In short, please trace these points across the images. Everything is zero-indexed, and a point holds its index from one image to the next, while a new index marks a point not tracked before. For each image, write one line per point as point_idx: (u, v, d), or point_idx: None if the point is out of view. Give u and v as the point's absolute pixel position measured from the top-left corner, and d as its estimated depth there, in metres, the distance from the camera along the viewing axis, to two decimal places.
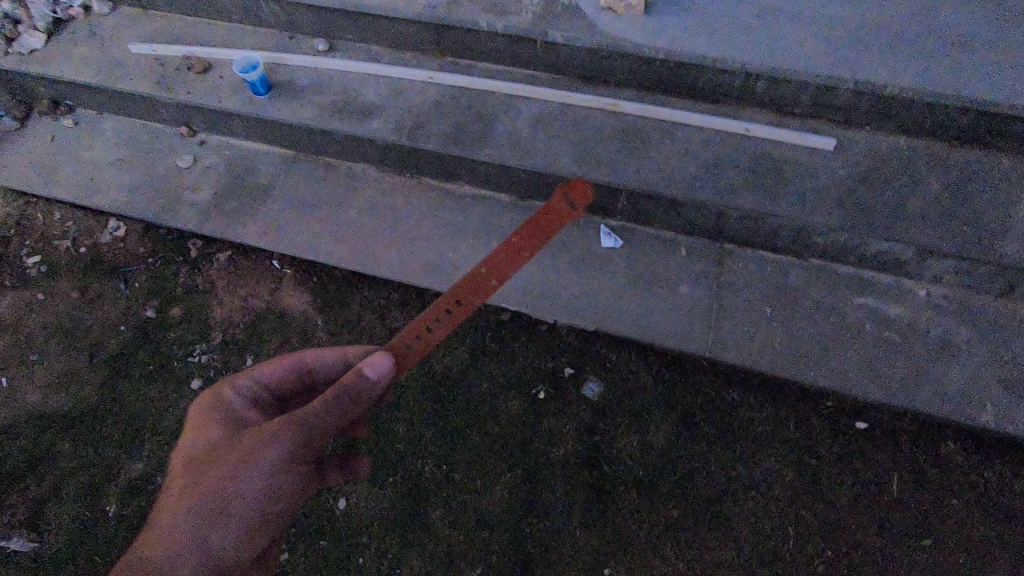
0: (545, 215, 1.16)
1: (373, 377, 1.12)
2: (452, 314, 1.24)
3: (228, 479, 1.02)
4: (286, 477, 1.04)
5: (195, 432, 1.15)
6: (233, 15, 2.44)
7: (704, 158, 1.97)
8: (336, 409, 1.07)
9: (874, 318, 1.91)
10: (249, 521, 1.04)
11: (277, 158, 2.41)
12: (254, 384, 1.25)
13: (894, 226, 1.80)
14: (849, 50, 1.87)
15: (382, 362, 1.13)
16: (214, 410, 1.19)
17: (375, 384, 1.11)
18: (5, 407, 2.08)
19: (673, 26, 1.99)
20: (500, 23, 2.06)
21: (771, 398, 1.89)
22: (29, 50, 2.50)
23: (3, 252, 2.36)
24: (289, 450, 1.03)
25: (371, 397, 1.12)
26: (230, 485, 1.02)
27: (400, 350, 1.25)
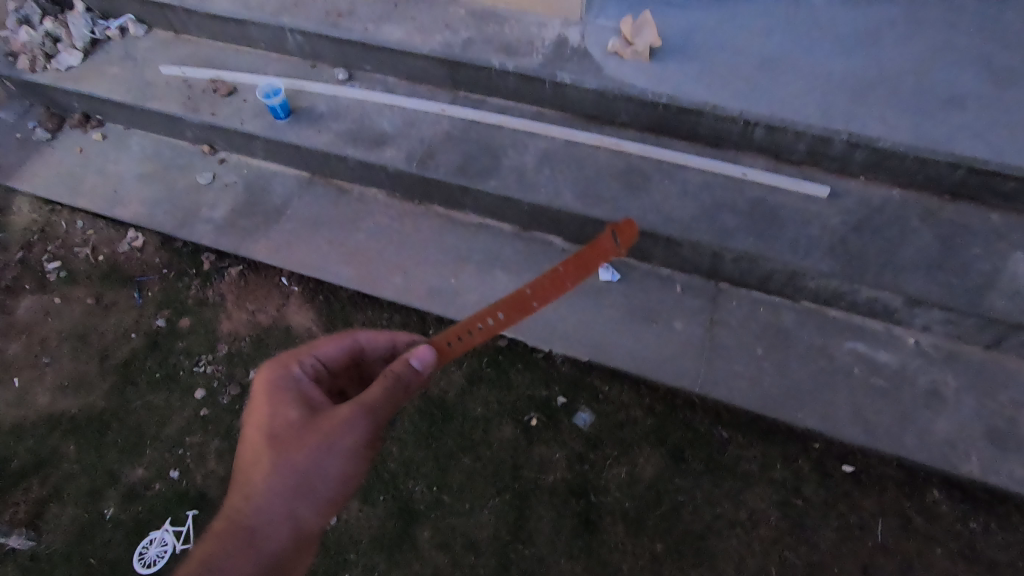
0: (590, 252, 1.14)
1: (418, 366, 1.19)
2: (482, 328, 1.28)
3: (311, 459, 1.13)
4: (357, 459, 1.15)
5: (268, 405, 1.20)
6: (260, 43, 2.57)
7: (702, 200, 2.03)
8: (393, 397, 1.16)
9: (863, 363, 1.94)
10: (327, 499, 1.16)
11: (292, 179, 2.51)
12: (314, 363, 1.28)
13: (884, 275, 1.85)
14: (845, 103, 1.95)
15: (426, 352, 1.20)
16: (282, 384, 1.22)
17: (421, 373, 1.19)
18: (16, 406, 2.16)
19: (676, 73, 2.08)
20: (510, 63, 2.19)
21: (760, 437, 1.91)
22: (67, 68, 2.65)
23: (27, 257, 2.47)
24: (363, 435, 1.13)
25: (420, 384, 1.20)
26: (313, 466, 1.13)
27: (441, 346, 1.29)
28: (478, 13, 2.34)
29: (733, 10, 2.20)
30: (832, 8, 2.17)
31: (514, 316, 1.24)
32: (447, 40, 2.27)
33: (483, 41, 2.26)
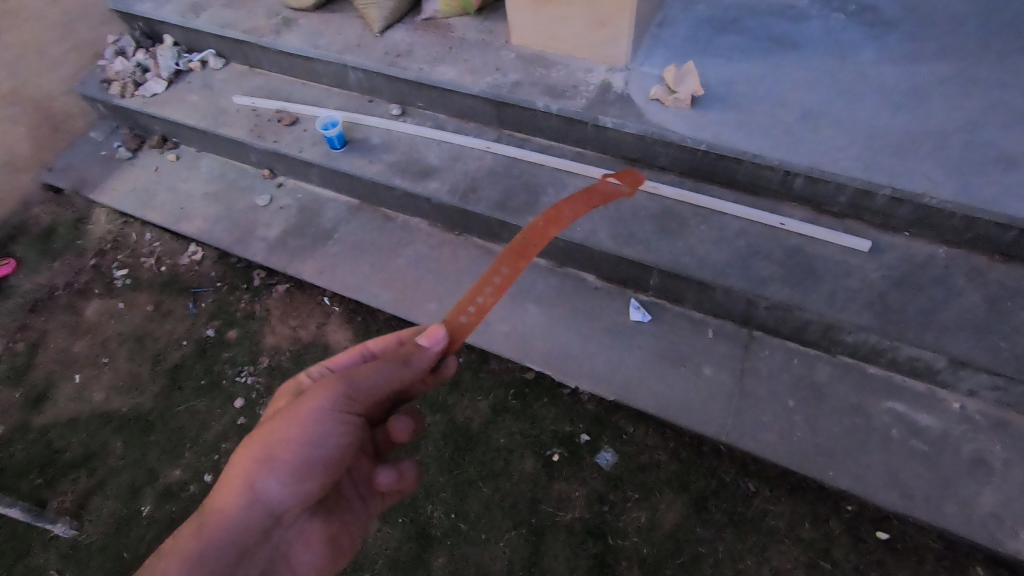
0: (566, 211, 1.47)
1: (425, 343, 1.21)
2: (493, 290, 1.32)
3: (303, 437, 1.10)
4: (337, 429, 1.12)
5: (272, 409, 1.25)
6: (323, 78, 2.77)
7: (738, 246, 2.03)
8: (390, 372, 1.16)
9: (902, 424, 1.86)
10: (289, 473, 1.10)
11: (342, 205, 2.66)
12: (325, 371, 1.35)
13: (926, 333, 1.79)
14: (889, 157, 1.93)
15: (438, 333, 1.22)
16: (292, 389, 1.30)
17: (430, 355, 1.20)
18: (74, 401, 2.32)
19: (717, 121, 2.12)
20: (554, 105, 2.27)
21: (788, 492, 1.85)
22: (152, 95, 2.91)
23: (99, 263, 2.68)
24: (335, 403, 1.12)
25: (428, 363, 1.19)
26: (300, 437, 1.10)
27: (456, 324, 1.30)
28: (527, 57, 2.46)
29: (778, 62, 2.24)
30: (880, 63, 2.17)
31: (519, 264, 1.34)
32: (496, 81, 2.39)
33: (530, 84, 2.36)
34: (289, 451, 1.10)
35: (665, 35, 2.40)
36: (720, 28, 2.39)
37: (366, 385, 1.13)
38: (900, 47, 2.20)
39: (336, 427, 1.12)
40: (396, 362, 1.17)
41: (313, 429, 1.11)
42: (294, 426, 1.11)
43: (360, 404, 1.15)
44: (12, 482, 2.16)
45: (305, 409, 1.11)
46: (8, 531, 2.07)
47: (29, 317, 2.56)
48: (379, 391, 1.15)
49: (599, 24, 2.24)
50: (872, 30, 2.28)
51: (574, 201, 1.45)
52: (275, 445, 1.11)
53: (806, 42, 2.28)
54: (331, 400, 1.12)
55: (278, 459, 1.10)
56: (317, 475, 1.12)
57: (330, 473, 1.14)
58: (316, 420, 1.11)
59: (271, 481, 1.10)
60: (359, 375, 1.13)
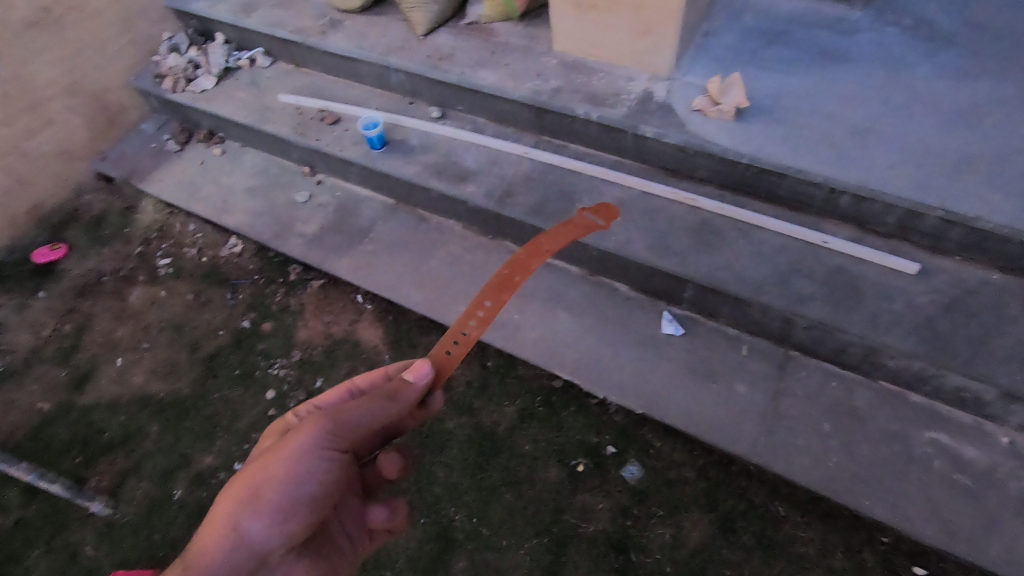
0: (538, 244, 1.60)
1: (413, 378, 1.24)
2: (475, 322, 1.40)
3: (292, 473, 1.07)
4: (326, 465, 1.10)
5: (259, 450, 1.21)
6: (366, 79, 2.81)
7: (778, 262, 1.99)
8: (378, 408, 1.16)
9: (945, 456, 1.79)
10: (277, 512, 1.06)
11: (378, 204, 2.70)
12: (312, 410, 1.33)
13: (975, 363, 1.71)
14: (942, 178, 1.86)
15: (424, 367, 1.26)
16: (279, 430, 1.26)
17: (416, 390, 1.22)
18: (116, 383, 2.40)
19: (761, 134, 2.08)
20: (594, 113, 2.26)
21: (820, 519, 1.80)
22: (202, 90, 3.01)
23: (145, 251, 2.78)
24: (324, 437, 1.10)
25: (415, 398, 1.21)
26: (290, 473, 1.07)
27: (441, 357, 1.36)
28: (569, 63, 2.45)
29: (827, 76, 2.18)
30: (935, 79, 2.10)
31: (502, 296, 1.43)
32: (537, 87, 2.39)
33: (570, 90, 2.35)
34: (275, 490, 1.06)
35: (710, 45, 2.37)
36: (767, 40, 2.35)
37: (354, 420, 1.13)
38: (957, 64, 2.12)
39: (323, 463, 1.10)
40: (383, 397, 1.18)
41: (301, 465, 1.08)
42: (282, 462, 1.08)
43: (348, 440, 1.13)
44: (54, 459, 2.25)
45: (294, 446, 1.09)
46: (49, 506, 2.15)
47: (78, 300, 2.67)
48: (368, 424, 1.15)
49: (643, 33, 2.22)
50: (928, 45, 2.20)
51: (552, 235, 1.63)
52: (261, 484, 1.07)
53: (857, 56, 2.22)
54: (319, 434, 1.10)
55: (264, 498, 1.05)
56: (303, 514, 1.08)
57: (315, 512, 1.10)
58: (303, 455, 1.08)
59: (256, 522, 1.05)
60: (349, 409, 1.13)
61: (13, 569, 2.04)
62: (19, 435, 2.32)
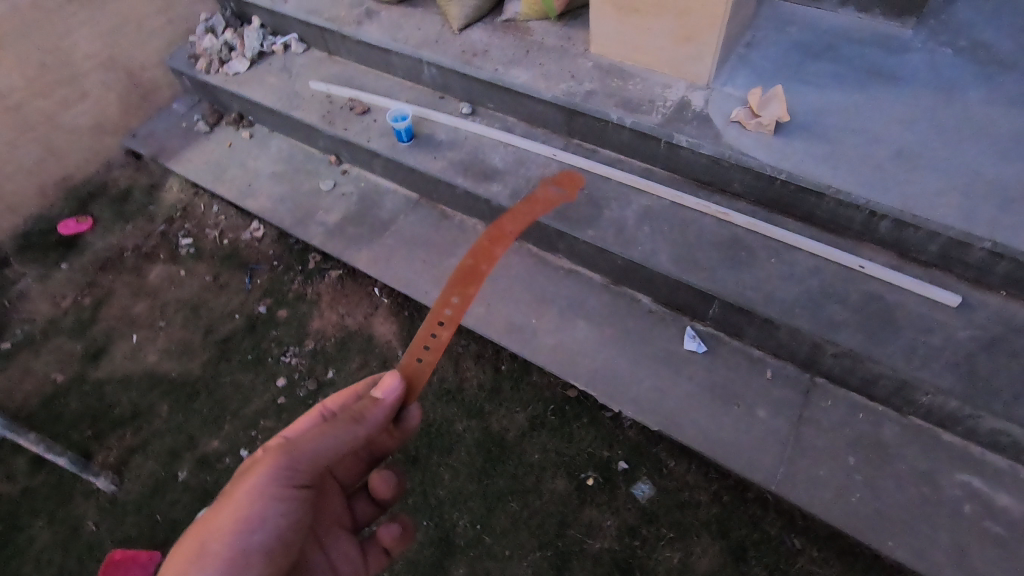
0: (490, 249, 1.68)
1: (380, 396, 1.26)
2: (445, 325, 1.49)
3: (241, 521, 1.08)
4: (280, 507, 1.11)
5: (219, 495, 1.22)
6: (398, 71, 2.78)
7: (809, 285, 1.91)
8: (341, 433, 1.16)
9: (976, 501, 1.70)
10: (227, 566, 1.05)
11: (402, 198, 2.67)
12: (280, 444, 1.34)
13: (1016, 406, 1.63)
14: (991, 209, 1.78)
15: (392, 383, 1.28)
16: None
17: (383, 410, 1.23)
18: (129, 360, 2.40)
19: (800, 151, 2.00)
20: (628, 118, 2.21)
21: (838, 556, 1.73)
22: (234, 73, 3.01)
23: (167, 230, 2.79)
24: (276, 477, 1.10)
25: (382, 415, 1.23)
26: (240, 523, 1.08)
27: (410, 370, 1.41)
28: (605, 67, 2.40)
29: (874, 95, 2.10)
30: (989, 105, 2.00)
31: (467, 296, 1.56)
32: (570, 89, 2.34)
33: (604, 94, 2.30)
34: (225, 542, 1.07)
35: (752, 56, 2.29)
36: (813, 54, 2.27)
37: (311, 451, 1.13)
38: (1013, 90, 2.02)
39: (277, 504, 1.11)
40: (346, 421, 1.17)
41: (251, 512, 1.08)
42: (231, 511, 1.09)
43: (305, 473, 1.13)
44: (64, 431, 2.25)
45: (244, 490, 1.09)
46: (55, 477, 2.15)
47: (98, 274, 2.68)
48: (325, 456, 1.14)
49: (684, 40, 2.16)
50: (983, 69, 2.11)
51: (513, 217, 2.04)
52: (210, 537, 1.07)
53: (907, 76, 2.13)
54: (273, 472, 1.10)
55: (212, 553, 1.06)
56: (257, 565, 1.08)
57: (271, 560, 1.10)
58: (254, 499, 1.08)
59: None
60: (303, 442, 1.13)
61: (16, 538, 2.04)
62: (32, 404, 2.33)
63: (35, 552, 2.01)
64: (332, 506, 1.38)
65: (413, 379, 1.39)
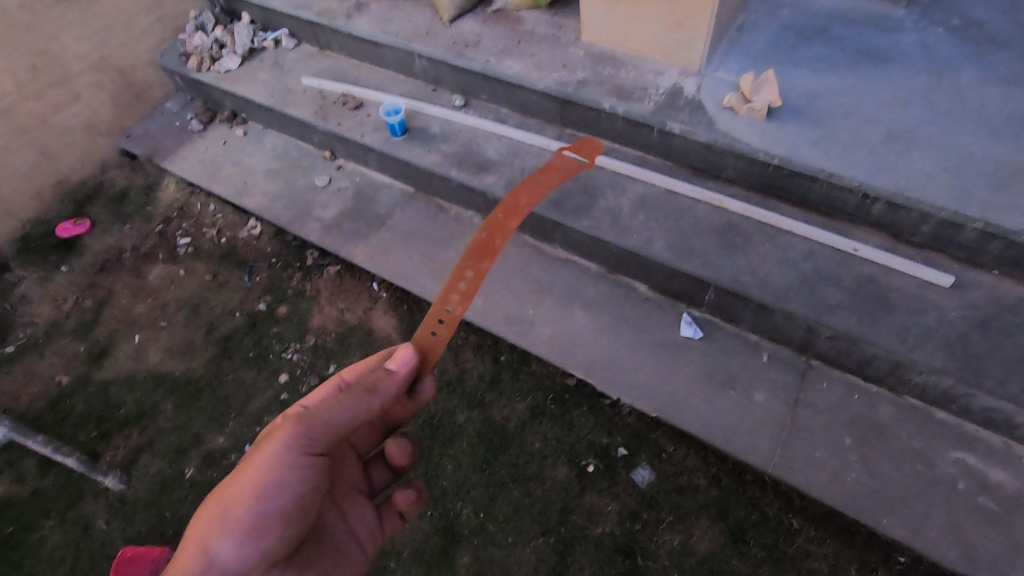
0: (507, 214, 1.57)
1: (395, 368, 1.25)
2: (460, 298, 1.42)
3: (260, 488, 1.11)
4: (297, 474, 1.14)
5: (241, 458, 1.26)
6: (390, 64, 2.77)
7: (804, 269, 1.92)
8: (355, 405, 1.16)
9: (970, 478, 1.73)
10: (248, 530, 1.10)
11: (397, 192, 2.67)
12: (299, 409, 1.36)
13: (1008, 385, 1.65)
14: (983, 188, 1.79)
15: (406, 356, 1.27)
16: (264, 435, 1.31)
17: (396, 382, 1.23)
18: (132, 360, 2.42)
19: (793, 135, 2.00)
20: (620, 107, 2.20)
21: (835, 535, 1.76)
22: (226, 71, 3.00)
23: (165, 230, 2.80)
24: (291, 447, 1.12)
25: (395, 388, 1.22)
26: (258, 490, 1.11)
27: (424, 341, 1.38)
28: (597, 55, 2.39)
29: (866, 76, 2.10)
30: (982, 84, 2.00)
31: (482, 267, 1.45)
32: (562, 78, 2.34)
33: (597, 83, 2.30)
34: (244, 508, 1.11)
35: (744, 40, 2.29)
36: (805, 37, 2.26)
37: (327, 423, 1.13)
38: (1006, 69, 2.02)
39: (294, 473, 1.13)
40: (361, 393, 1.18)
41: (268, 480, 1.11)
42: (250, 478, 1.12)
43: (320, 443, 1.15)
44: (71, 432, 2.28)
45: (262, 458, 1.12)
46: (64, 477, 2.19)
47: (98, 275, 2.70)
48: (340, 426, 1.15)
49: (675, 27, 2.16)
50: (976, 48, 2.10)
51: (528, 188, 1.75)
52: (231, 501, 1.12)
53: (900, 57, 2.13)
54: (289, 442, 1.12)
55: (234, 516, 1.11)
56: (275, 528, 1.13)
57: (288, 524, 1.15)
58: (272, 467, 1.12)
59: (226, 542, 1.09)
60: (317, 413, 1.13)
61: (28, 537, 2.08)
62: (39, 406, 2.36)
63: (48, 551, 2.04)
64: (348, 471, 1.42)
65: (427, 350, 1.38)
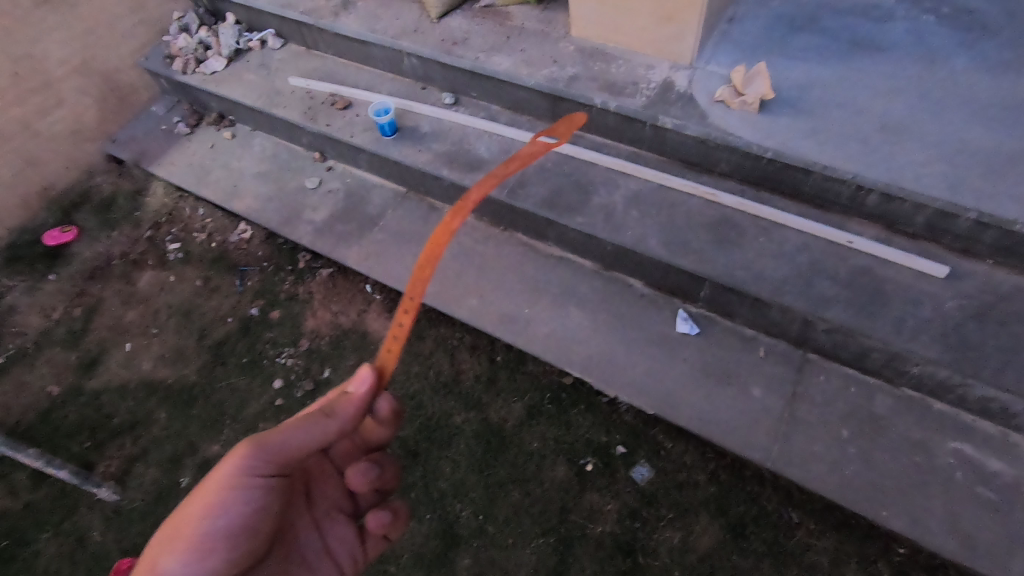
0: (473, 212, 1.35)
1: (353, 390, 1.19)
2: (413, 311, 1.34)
3: (210, 505, 1.12)
4: (249, 494, 1.13)
5: None
6: (378, 63, 2.74)
7: (799, 262, 1.92)
8: (309, 428, 1.14)
9: (968, 468, 1.74)
10: (195, 548, 1.09)
11: (389, 193, 2.65)
12: None
13: (1005, 375, 1.65)
14: (977, 178, 1.78)
15: (363, 376, 1.19)
16: None
17: (354, 403, 1.18)
18: (124, 369, 2.39)
19: (786, 128, 1.99)
20: (612, 102, 2.18)
21: (835, 528, 1.76)
22: (212, 72, 2.96)
23: (155, 236, 2.76)
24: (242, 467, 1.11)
25: (353, 410, 1.18)
26: (209, 506, 1.12)
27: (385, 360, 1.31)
28: (587, 50, 2.37)
29: (858, 67, 2.09)
30: (974, 72, 1.99)
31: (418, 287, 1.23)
32: (552, 74, 2.31)
33: (588, 78, 2.28)
34: (195, 525, 1.11)
35: (734, 32, 2.27)
36: (797, 28, 2.25)
37: (280, 443, 1.12)
38: (997, 56, 2.02)
39: (245, 493, 1.12)
40: (316, 416, 1.15)
41: (220, 498, 1.11)
42: (203, 498, 1.13)
43: (271, 465, 1.14)
44: (64, 443, 2.25)
45: (215, 479, 1.13)
46: (58, 490, 2.17)
47: (87, 283, 2.66)
48: (293, 448, 1.13)
49: (666, 20, 2.14)
50: (967, 36, 2.09)
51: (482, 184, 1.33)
52: (185, 518, 1.12)
53: (891, 47, 2.12)
54: (239, 463, 1.11)
55: (184, 534, 1.11)
56: (223, 548, 1.10)
57: (239, 545, 1.12)
58: (223, 486, 1.12)
59: (173, 561, 1.09)
60: (270, 433, 1.12)
61: (22, 551, 2.05)
62: (30, 418, 2.33)
63: (43, 565, 2.02)
64: (329, 491, 1.37)
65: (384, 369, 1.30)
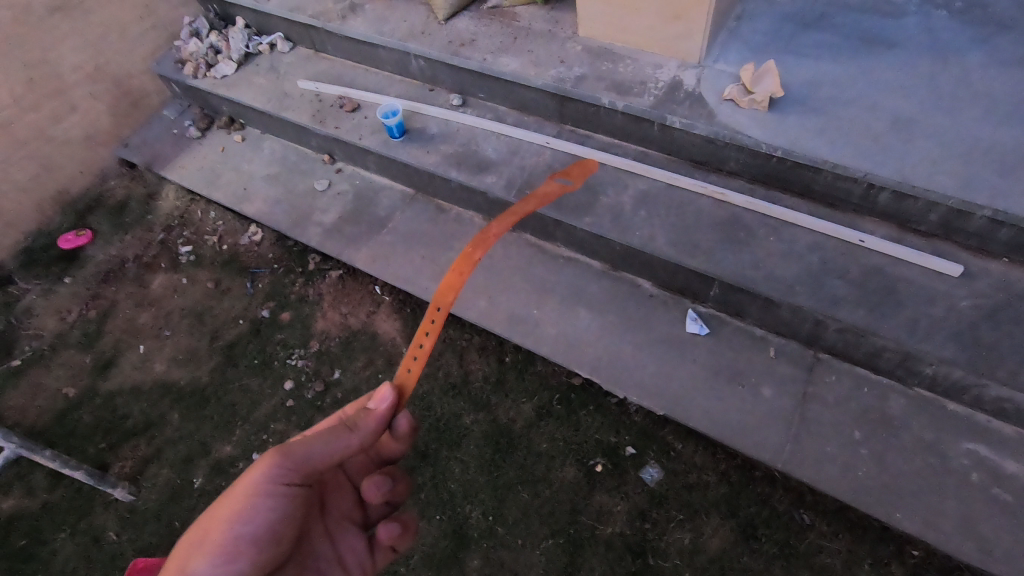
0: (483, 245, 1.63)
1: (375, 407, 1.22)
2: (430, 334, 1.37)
3: (236, 511, 1.12)
4: (274, 500, 1.14)
5: None
6: (386, 65, 2.75)
7: (810, 261, 1.90)
8: (333, 440, 1.16)
9: (983, 469, 1.71)
10: (220, 553, 1.10)
11: (397, 194, 2.66)
12: None
13: (1021, 375, 1.62)
14: (992, 175, 1.75)
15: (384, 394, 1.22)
16: None
17: (376, 418, 1.20)
18: (138, 370, 2.42)
19: (796, 126, 1.97)
20: (619, 102, 2.18)
21: (847, 529, 1.75)
22: (222, 76, 2.99)
23: (167, 239, 2.79)
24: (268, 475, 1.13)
25: (374, 425, 1.20)
26: (235, 512, 1.12)
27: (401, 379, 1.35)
28: (594, 50, 2.37)
29: (869, 63, 2.06)
30: (988, 67, 1.96)
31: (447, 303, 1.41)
32: (560, 75, 2.31)
33: (595, 78, 2.27)
34: (222, 531, 1.11)
35: (743, 30, 2.26)
36: (806, 25, 2.23)
37: (306, 453, 1.14)
38: (1011, 51, 1.98)
39: (271, 499, 1.14)
40: (341, 428, 1.18)
41: (246, 505, 1.12)
42: (233, 502, 1.14)
43: (298, 474, 1.15)
44: (79, 444, 2.28)
45: (243, 484, 1.14)
46: (74, 490, 2.20)
47: (101, 286, 2.70)
48: (319, 459, 1.15)
49: (673, 19, 2.12)
50: (980, 30, 2.06)
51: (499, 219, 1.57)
52: (212, 524, 1.13)
53: (903, 43, 2.09)
54: (268, 470, 1.13)
55: (210, 540, 1.11)
56: (247, 555, 1.10)
57: (263, 551, 1.13)
58: (250, 493, 1.13)
59: (198, 567, 1.09)
60: (296, 443, 1.14)
61: (39, 550, 2.08)
62: (46, 419, 2.37)
63: (60, 564, 2.05)
64: (342, 501, 1.38)
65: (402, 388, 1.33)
